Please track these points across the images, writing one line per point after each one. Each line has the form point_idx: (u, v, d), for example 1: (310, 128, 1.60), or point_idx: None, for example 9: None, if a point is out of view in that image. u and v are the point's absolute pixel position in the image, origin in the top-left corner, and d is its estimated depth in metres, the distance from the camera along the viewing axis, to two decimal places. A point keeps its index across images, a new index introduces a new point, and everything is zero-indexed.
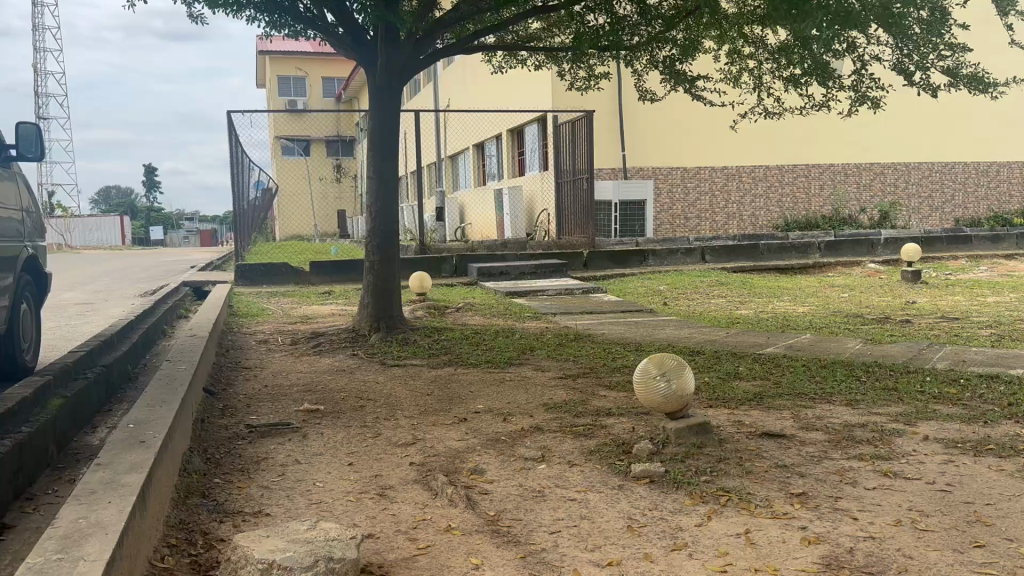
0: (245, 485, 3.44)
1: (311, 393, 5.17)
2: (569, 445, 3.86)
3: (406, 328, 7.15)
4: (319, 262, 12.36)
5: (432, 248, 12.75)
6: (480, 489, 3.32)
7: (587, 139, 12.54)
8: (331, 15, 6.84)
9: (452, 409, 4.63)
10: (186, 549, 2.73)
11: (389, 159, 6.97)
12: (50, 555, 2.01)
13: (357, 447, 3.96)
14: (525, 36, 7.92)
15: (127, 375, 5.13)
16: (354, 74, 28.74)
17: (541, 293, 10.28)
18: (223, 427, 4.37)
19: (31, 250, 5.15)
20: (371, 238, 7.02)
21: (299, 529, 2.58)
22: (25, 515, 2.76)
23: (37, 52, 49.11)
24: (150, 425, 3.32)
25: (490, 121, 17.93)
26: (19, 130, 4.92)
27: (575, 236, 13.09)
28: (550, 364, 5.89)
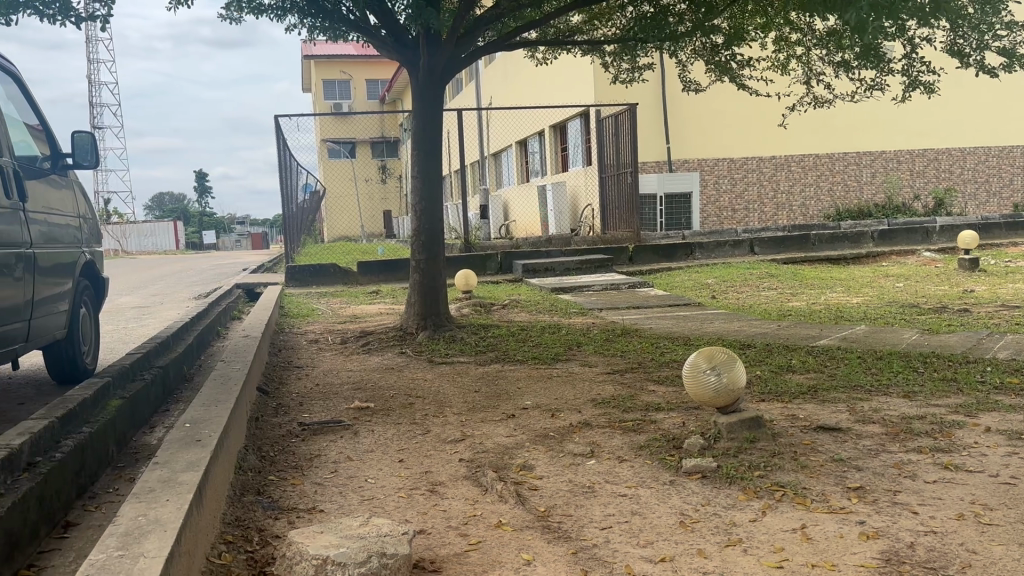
0: (299, 481, 3.50)
1: (361, 391, 5.23)
2: (619, 441, 3.84)
3: (453, 326, 7.18)
4: (367, 261, 12.49)
5: (477, 246, 12.81)
6: (531, 485, 3.31)
7: (630, 132, 12.42)
8: (373, 17, 6.89)
9: (501, 406, 4.63)
10: (242, 545, 2.77)
11: (434, 158, 7.01)
12: (111, 552, 2.06)
13: (408, 444, 3.99)
14: (567, 29, 7.86)
15: (184, 375, 5.25)
16: (397, 75, 28.97)
17: (586, 289, 10.23)
18: (277, 426, 4.45)
19: (90, 255, 5.29)
20: (416, 238, 7.06)
21: (352, 525, 2.61)
22: (88, 513, 2.83)
23: (92, 64, 50.60)
24: (206, 424, 3.39)
25: (533, 117, 17.91)
26: (75, 138, 5.06)
27: (620, 231, 13.02)
28: (597, 360, 5.86)
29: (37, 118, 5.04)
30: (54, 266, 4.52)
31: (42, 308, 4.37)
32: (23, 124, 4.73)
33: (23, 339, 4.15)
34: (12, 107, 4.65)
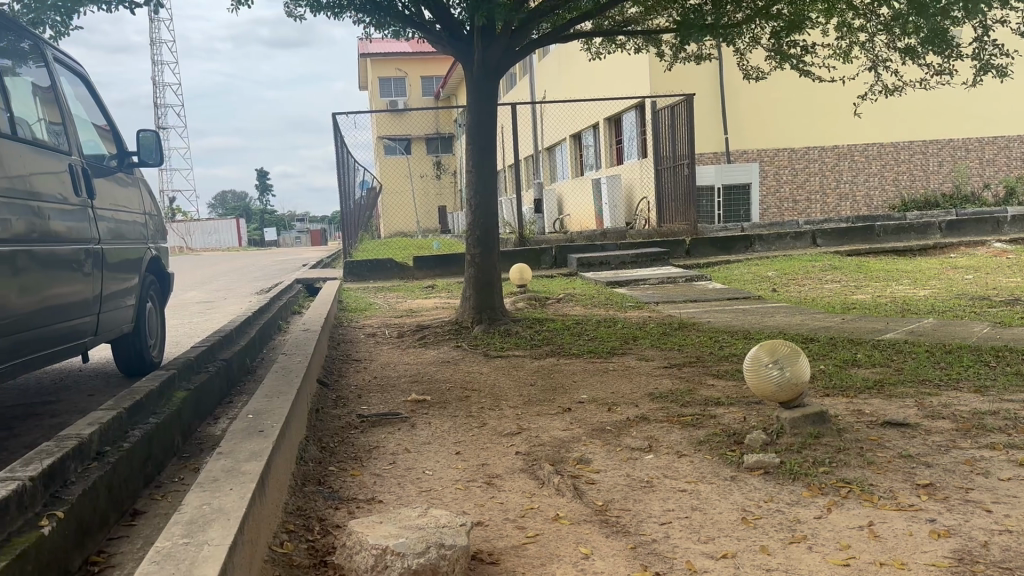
0: (358, 472, 3.53)
1: (418, 384, 5.26)
2: (677, 436, 3.78)
3: (508, 319, 7.18)
4: (422, 256, 12.57)
5: (532, 240, 12.78)
6: (588, 479, 3.28)
7: (687, 124, 12.23)
8: (428, 12, 6.90)
9: (557, 399, 4.62)
10: (304, 535, 2.81)
11: (487, 152, 7.00)
12: (176, 540, 2.10)
13: (464, 437, 4.00)
14: (622, 20, 7.78)
15: (246, 368, 5.36)
16: (453, 71, 29.11)
17: (642, 282, 10.13)
18: (337, 418, 4.51)
19: (155, 251, 5.42)
20: (471, 232, 7.07)
21: (411, 516, 2.63)
22: (154, 502, 2.90)
23: (157, 66, 52.09)
24: (268, 415, 3.45)
25: (588, 110, 17.79)
26: (141, 138, 5.19)
27: (676, 223, 12.86)
28: (654, 354, 5.78)
29: (105, 119, 5.19)
30: (120, 262, 4.65)
31: (110, 302, 4.50)
32: (91, 125, 4.87)
33: (93, 333, 4.28)
34: (81, 108, 4.79)
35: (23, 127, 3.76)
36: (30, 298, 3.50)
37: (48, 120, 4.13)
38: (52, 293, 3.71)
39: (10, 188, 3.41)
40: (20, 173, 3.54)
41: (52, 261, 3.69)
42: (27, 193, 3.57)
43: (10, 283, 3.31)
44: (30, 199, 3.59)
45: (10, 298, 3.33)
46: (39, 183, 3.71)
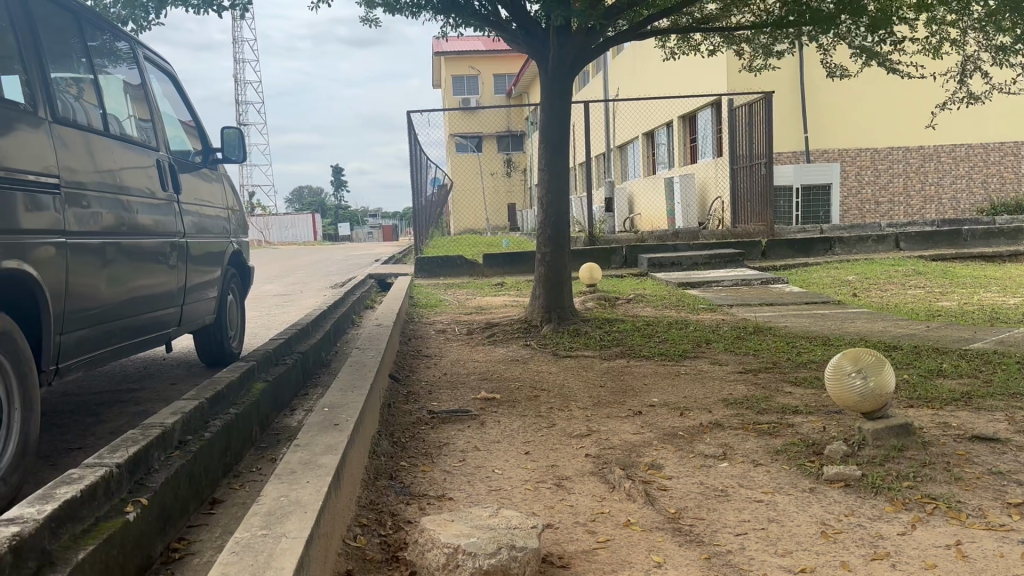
0: (429, 468, 3.56)
1: (487, 382, 5.27)
2: (753, 444, 3.69)
3: (577, 319, 7.13)
4: (492, 254, 12.61)
5: (602, 239, 12.70)
6: (660, 485, 3.22)
7: (765, 122, 11.95)
8: (504, 11, 6.91)
9: (627, 402, 4.56)
10: (376, 529, 2.83)
11: (560, 151, 6.97)
12: (255, 531, 2.14)
13: (533, 437, 3.98)
14: (700, 18, 7.60)
15: (321, 361, 5.45)
16: (525, 69, 29.11)
17: (716, 284, 9.95)
18: (408, 413, 4.56)
19: (237, 245, 5.56)
20: (542, 230, 7.04)
21: (483, 517, 2.63)
22: (232, 491, 2.97)
23: (238, 64, 53.61)
24: (344, 409, 3.50)
25: (662, 108, 17.55)
26: (224, 135, 5.33)
27: (752, 224, 12.58)
28: (728, 358, 5.66)
29: (190, 116, 5.34)
30: (204, 254, 4.79)
31: (193, 294, 4.63)
32: (178, 121, 5.02)
33: (176, 324, 4.41)
34: (169, 106, 4.94)
35: (114, 122, 3.89)
36: (118, 289, 3.62)
37: (138, 117, 4.27)
38: (139, 284, 3.84)
39: (99, 182, 3.53)
40: (110, 167, 3.66)
41: (137, 253, 3.81)
42: (115, 187, 3.68)
43: (100, 274, 3.44)
44: (118, 193, 3.71)
45: (100, 288, 3.46)
46: (128, 178, 3.84)
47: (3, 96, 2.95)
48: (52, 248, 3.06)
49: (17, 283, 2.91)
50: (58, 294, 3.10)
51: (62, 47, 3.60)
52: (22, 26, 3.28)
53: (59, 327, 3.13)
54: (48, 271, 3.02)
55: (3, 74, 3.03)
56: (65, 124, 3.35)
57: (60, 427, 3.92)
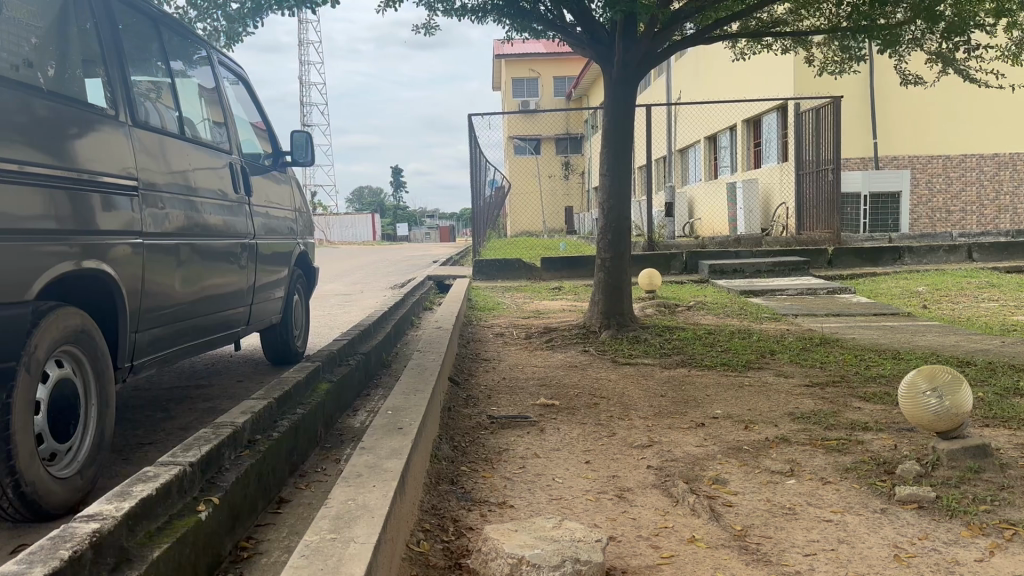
0: (489, 474, 3.56)
1: (547, 388, 5.24)
2: (821, 461, 3.59)
3: (637, 326, 7.06)
4: (551, 258, 12.59)
5: (661, 245, 12.58)
6: (725, 501, 3.16)
7: (833, 127, 11.68)
8: (569, 15, 6.88)
9: (689, 413, 4.49)
10: (439, 535, 2.84)
11: (623, 154, 6.92)
12: (324, 534, 2.16)
13: (594, 446, 3.95)
14: (770, 21, 7.49)
15: (382, 362, 5.50)
16: (586, 72, 29.03)
17: (780, 293, 9.76)
18: (468, 417, 4.57)
19: (303, 246, 5.65)
20: (603, 235, 6.99)
21: (546, 527, 2.62)
22: (299, 491, 3.01)
23: (303, 66, 54.69)
24: (407, 413, 3.52)
25: (725, 112, 17.29)
26: (293, 137, 5.42)
27: (818, 231, 12.32)
28: (794, 370, 5.54)
29: (261, 118, 5.45)
30: (272, 255, 4.88)
31: (261, 294, 4.73)
32: (249, 124, 5.12)
33: (245, 323, 4.50)
34: (241, 109, 5.05)
35: (188, 125, 3.99)
36: (191, 289, 3.71)
37: (212, 120, 4.38)
38: (210, 283, 3.92)
39: (173, 183, 3.61)
40: (183, 168, 3.76)
41: (209, 253, 3.89)
42: (189, 188, 3.78)
43: (175, 273, 3.53)
44: (191, 194, 3.80)
45: (174, 287, 3.55)
46: (200, 180, 3.92)
47: (84, 99, 3.03)
48: (129, 248, 3.15)
49: (97, 281, 3.01)
50: (134, 293, 3.19)
51: (142, 51, 3.70)
52: (104, 31, 3.37)
53: (134, 325, 3.22)
54: (125, 271, 3.10)
55: (86, 77, 3.12)
56: (143, 127, 3.43)
57: (132, 421, 4.03)
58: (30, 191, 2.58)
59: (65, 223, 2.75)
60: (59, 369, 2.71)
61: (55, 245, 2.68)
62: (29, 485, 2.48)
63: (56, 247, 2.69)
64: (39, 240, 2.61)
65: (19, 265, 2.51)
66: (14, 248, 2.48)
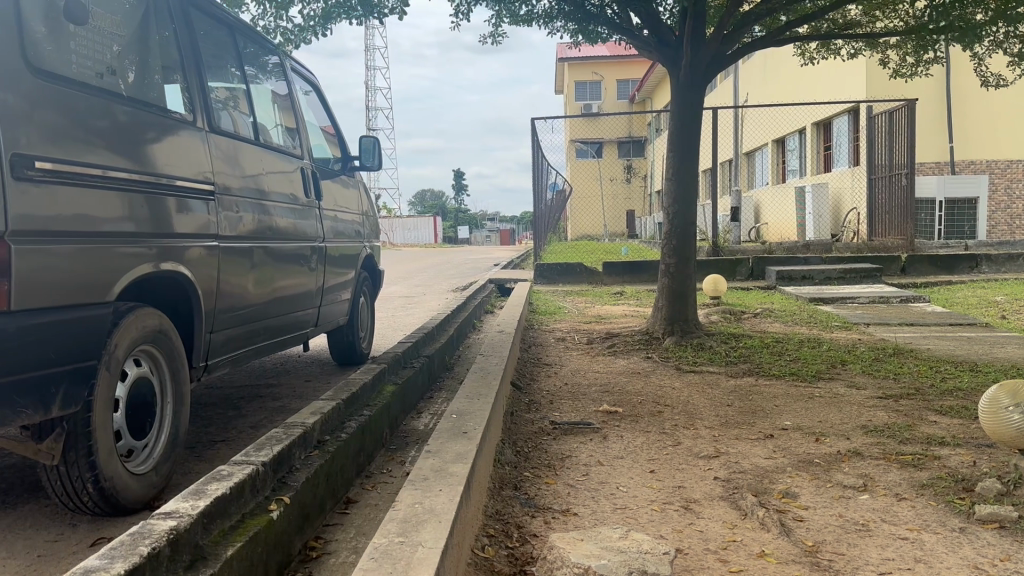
0: (553, 481, 3.54)
1: (609, 394, 5.20)
2: (896, 476, 3.48)
3: (702, 332, 6.95)
4: (612, 262, 12.50)
5: (726, 249, 12.37)
6: (796, 516, 3.08)
7: (908, 131, 11.33)
8: (636, 19, 6.82)
9: (757, 424, 4.39)
10: (503, 540, 2.84)
11: (689, 158, 6.83)
12: (392, 537, 2.18)
13: (658, 455, 3.89)
14: (843, 23, 7.30)
15: (445, 365, 5.54)
16: (649, 75, 28.78)
17: (850, 301, 9.50)
18: (530, 422, 4.56)
19: (369, 249, 5.73)
20: (668, 240, 6.91)
21: (613, 538, 2.61)
22: (365, 492, 3.04)
23: (369, 70, 55.61)
24: (471, 417, 3.54)
25: (793, 114, 16.93)
26: (362, 142, 5.50)
27: (891, 238, 11.96)
28: (866, 381, 5.37)
29: (331, 123, 5.55)
30: (340, 257, 4.95)
31: (329, 296, 4.80)
32: (319, 129, 5.21)
33: (313, 324, 4.58)
34: (312, 114, 5.14)
35: (261, 130, 4.08)
36: (263, 290, 3.79)
37: (284, 125, 4.46)
38: (281, 285, 4.00)
39: (245, 187, 3.69)
40: (256, 172, 3.84)
41: (279, 255, 3.97)
42: (261, 192, 3.85)
43: (248, 275, 3.61)
44: (263, 198, 3.88)
45: (247, 289, 3.63)
46: (272, 184, 4.00)
47: (162, 106, 3.12)
48: (204, 249, 3.22)
49: (174, 282, 3.09)
50: (209, 294, 3.27)
51: (218, 58, 3.79)
52: (183, 38, 3.47)
53: (209, 326, 3.30)
54: (200, 272, 3.18)
55: (165, 83, 3.22)
56: (218, 133, 3.51)
57: (204, 419, 4.14)
58: (110, 194, 2.66)
59: (143, 226, 2.82)
60: (138, 368, 2.80)
61: (133, 247, 2.76)
62: (108, 481, 2.56)
63: (134, 250, 2.77)
64: (119, 242, 2.69)
65: (99, 267, 2.58)
66: (95, 250, 2.57)
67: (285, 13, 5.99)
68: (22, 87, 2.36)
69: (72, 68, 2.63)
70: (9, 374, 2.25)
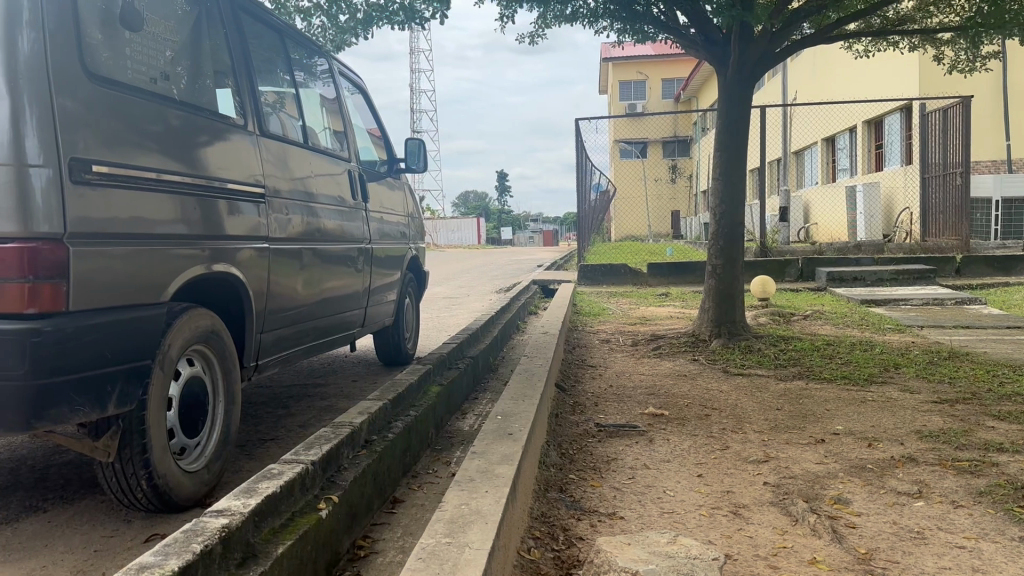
0: (598, 484, 3.52)
1: (655, 397, 5.15)
2: (952, 483, 3.38)
3: (749, 334, 6.84)
4: (658, 264, 12.39)
5: (775, 250, 12.18)
6: (848, 522, 3.02)
7: (963, 128, 11.04)
8: (683, 18, 6.76)
9: (808, 428, 4.31)
10: (549, 543, 2.83)
11: (737, 157, 6.74)
12: (440, 538, 2.18)
13: (706, 459, 3.84)
14: (896, 19, 7.14)
15: (489, 366, 5.54)
16: (696, 74, 28.47)
17: (903, 302, 9.29)
18: (576, 424, 4.54)
19: (415, 251, 5.76)
20: (715, 240, 6.83)
21: (660, 542, 2.58)
22: (412, 491, 3.06)
23: (414, 73, 56.09)
24: (516, 418, 3.54)
25: (843, 112, 16.61)
26: (408, 144, 5.53)
27: (945, 238, 11.67)
28: (920, 385, 5.24)
29: (377, 125, 5.59)
30: (385, 258, 4.99)
31: (375, 297, 4.84)
32: (366, 132, 5.26)
33: (360, 324, 4.62)
34: (359, 117, 5.19)
35: (310, 133, 4.13)
36: (311, 291, 3.84)
37: (332, 128, 4.51)
38: (329, 286, 4.05)
39: (294, 189, 3.73)
40: (304, 175, 3.88)
41: (327, 256, 4.01)
42: (309, 195, 3.90)
43: (297, 276, 3.66)
44: (311, 200, 3.92)
45: (296, 290, 3.68)
46: (319, 186, 4.04)
47: (214, 109, 3.17)
48: (254, 251, 3.27)
49: (225, 283, 3.14)
50: (260, 295, 3.32)
51: (267, 62, 3.84)
52: (234, 42, 3.53)
53: (260, 326, 3.35)
54: (251, 273, 3.23)
55: (217, 87, 3.27)
56: (268, 136, 3.56)
57: (254, 418, 4.20)
58: (164, 197, 2.71)
59: (194, 228, 2.87)
60: (190, 367, 2.85)
61: (186, 249, 2.81)
62: (162, 478, 2.61)
63: (187, 251, 2.82)
64: (172, 245, 2.74)
65: (154, 268, 2.63)
66: (149, 251, 2.62)
67: (333, 18, 6.06)
68: (79, 94, 2.42)
69: (127, 74, 2.70)
70: (68, 373, 2.30)
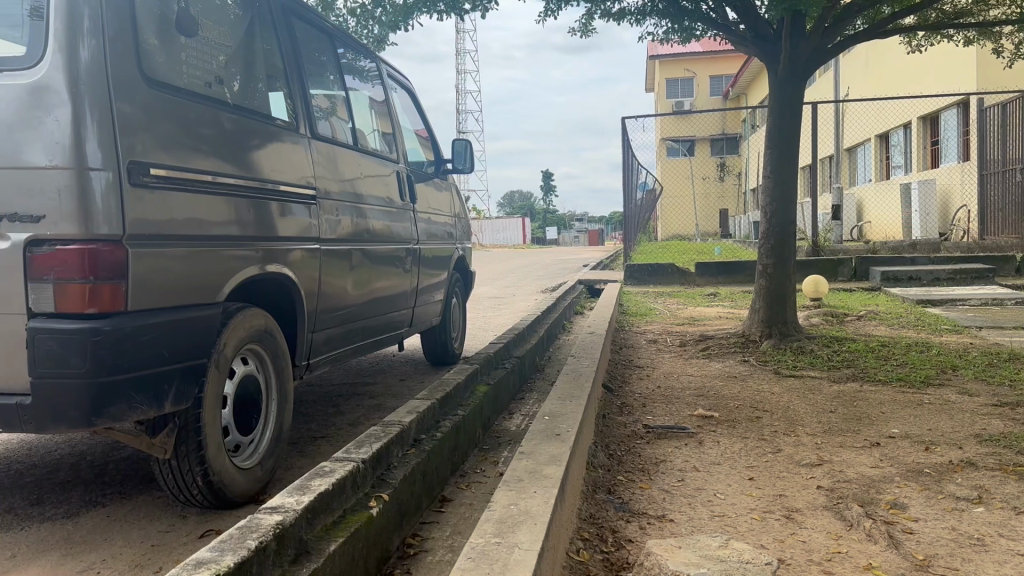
0: (647, 485, 3.49)
1: (704, 398, 5.09)
2: (1014, 489, 3.28)
3: (801, 335, 6.72)
4: (706, 263, 12.25)
5: (826, 249, 11.95)
6: (905, 528, 2.94)
7: None
8: (732, 14, 6.67)
9: (863, 431, 4.22)
10: (598, 544, 2.81)
11: (787, 154, 6.63)
12: (489, 538, 2.18)
13: (757, 462, 3.78)
14: (953, 11, 6.94)
15: (536, 366, 5.54)
16: (744, 71, 28.07)
17: (961, 302, 9.05)
18: (623, 425, 4.51)
19: (461, 251, 5.78)
20: (765, 239, 6.73)
21: (712, 546, 2.56)
22: (461, 491, 3.07)
23: (460, 74, 56.36)
24: (564, 419, 3.53)
25: (897, 108, 16.23)
26: (454, 145, 5.56)
27: (1005, 237, 11.35)
28: (980, 388, 5.10)
29: (424, 126, 5.63)
30: (433, 258, 5.02)
31: (423, 297, 4.87)
32: (413, 133, 5.30)
33: (408, 324, 4.66)
34: (406, 118, 5.23)
35: (359, 134, 4.17)
36: (360, 292, 3.88)
37: (380, 130, 4.55)
38: (378, 287, 4.09)
39: (343, 191, 3.77)
40: (354, 177, 3.92)
41: (376, 257, 4.04)
42: (358, 196, 3.94)
43: (347, 276, 3.70)
44: (360, 201, 3.96)
45: (346, 290, 3.72)
46: (368, 187, 4.08)
47: (266, 112, 3.22)
48: (305, 252, 3.31)
49: (278, 283, 3.19)
50: (311, 295, 3.36)
51: (317, 64, 3.89)
52: (286, 45, 3.58)
53: (311, 326, 3.39)
54: (302, 273, 3.27)
55: (269, 91, 3.32)
56: (318, 138, 3.61)
57: (306, 416, 4.26)
58: (219, 199, 2.77)
59: (248, 229, 2.92)
60: (244, 366, 2.91)
61: (240, 250, 2.86)
62: (217, 475, 2.66)
63: (241, 252, 2.87)
64: (227, 246, 2.79)
65: (209, 269, 2.69)
66: (204, 252, 2.67)
67: (381, 19, 6.11)
68: (137, 98, 2.47)
69: (184, 78, 2.76)
70: (127, 371, 2.35)
